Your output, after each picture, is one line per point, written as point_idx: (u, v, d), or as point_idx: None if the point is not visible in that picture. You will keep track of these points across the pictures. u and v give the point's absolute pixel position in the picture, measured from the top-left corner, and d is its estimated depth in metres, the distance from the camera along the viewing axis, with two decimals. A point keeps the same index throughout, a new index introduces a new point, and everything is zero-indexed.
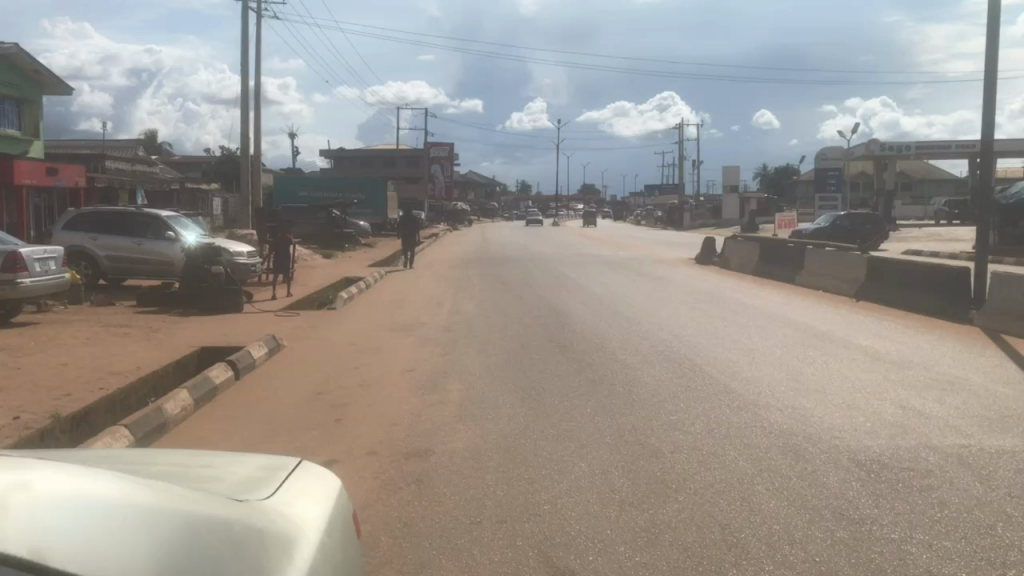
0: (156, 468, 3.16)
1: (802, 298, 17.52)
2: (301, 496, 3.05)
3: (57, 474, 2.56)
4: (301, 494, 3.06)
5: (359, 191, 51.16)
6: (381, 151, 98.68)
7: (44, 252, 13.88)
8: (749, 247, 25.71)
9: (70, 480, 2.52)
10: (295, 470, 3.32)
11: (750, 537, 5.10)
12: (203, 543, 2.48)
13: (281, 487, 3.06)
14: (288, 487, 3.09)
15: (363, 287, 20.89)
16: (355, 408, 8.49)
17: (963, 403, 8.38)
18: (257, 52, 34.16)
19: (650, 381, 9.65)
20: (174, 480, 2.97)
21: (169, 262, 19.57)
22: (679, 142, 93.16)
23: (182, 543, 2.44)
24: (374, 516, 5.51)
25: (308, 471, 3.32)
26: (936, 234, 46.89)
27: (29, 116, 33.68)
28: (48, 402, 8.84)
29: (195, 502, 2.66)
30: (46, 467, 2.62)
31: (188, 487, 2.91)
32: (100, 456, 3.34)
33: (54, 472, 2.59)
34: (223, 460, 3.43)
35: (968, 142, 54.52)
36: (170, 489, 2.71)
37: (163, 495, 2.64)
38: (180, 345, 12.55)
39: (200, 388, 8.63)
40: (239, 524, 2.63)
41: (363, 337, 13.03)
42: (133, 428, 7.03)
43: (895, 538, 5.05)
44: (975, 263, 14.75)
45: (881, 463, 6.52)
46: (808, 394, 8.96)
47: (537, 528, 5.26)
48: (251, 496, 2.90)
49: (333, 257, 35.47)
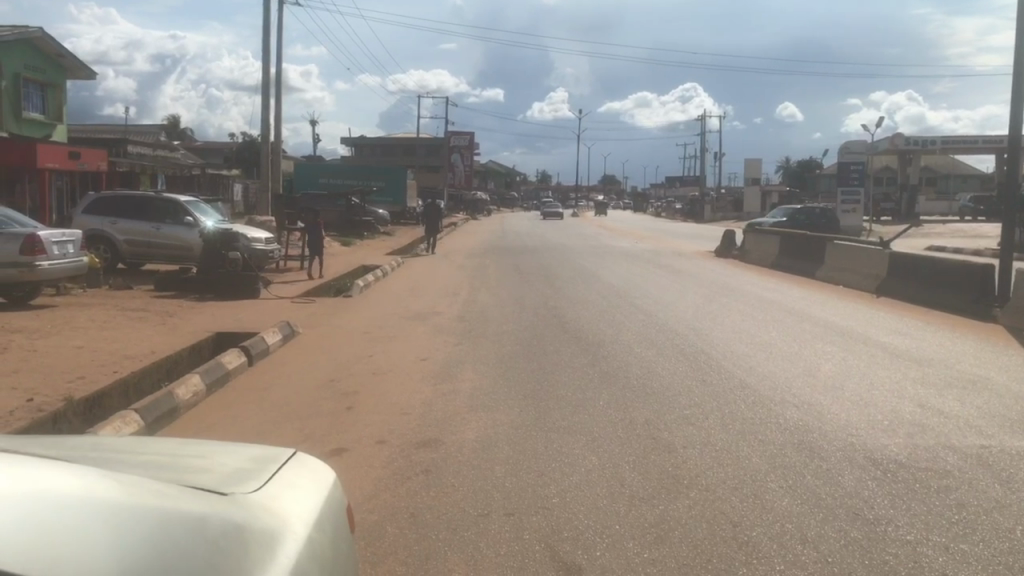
0: (145, 457, 3.12)
1: (821, 293, 17.33)
2: (290, 489, 2.99)
3: (34, 473, 2.51)
4: (290, 488, 3.01)
5: (378, 179, 51.18)
6: (401, 139, 98.69)
7: (62, 236, 13.94)
8: (770, 240, 25.47)
9: (51, 483, 2.48)
10: (287, 463, 3.26)
11: (761, 535, 5.00)
12: (181, 544, 2.43)
13: (269, 481, 3.01)
14: (278, 479, 3.04)
15: (380, 275, 20.88)
16: (366, 396, 8.45)
17: (984, 402, 8.23)
18: (279, 39, 34.17)
19: (665, 375, 9.55)
20: (160, 471, 2.92)
21: (187, 246, 19.64)
22: (701, 135, 92.52)
23: (163, 544, 2.40)
24: (379, 506, 5.46)
25: (300, 464, 3.27)
26: (961, 230, 46.31)
27: (53, 99, 33.90)
28: (62, 385, 8.87)
29: (175, 500, 2.61)
30: (23, 464, 2.57)
31: (174, 479, 2.86)
32: (89, 445, 3.29)
33: (31, 470, 2.54)
34: (215, 450, 3.38)
35: (995, 137, 53.79)
36: (150, 485, 2.66)
37: (142, 493, 2.59)
38: (195, 330, 12.57)
39: (211, 373, 8.62)
40: (222, 521, 2.58)
41: (378, 325, 12.99)
42: (143, 412, 7.01)
43: (910, 540, 4.94)
44: (1000, 260, 14.51)
45: (897, 462, 6.40)
46: (826, 390, 8.83)
47: (544, 522, 5.19)
48: (237, 490, 2.85)
49: (351, 244, 35.53)
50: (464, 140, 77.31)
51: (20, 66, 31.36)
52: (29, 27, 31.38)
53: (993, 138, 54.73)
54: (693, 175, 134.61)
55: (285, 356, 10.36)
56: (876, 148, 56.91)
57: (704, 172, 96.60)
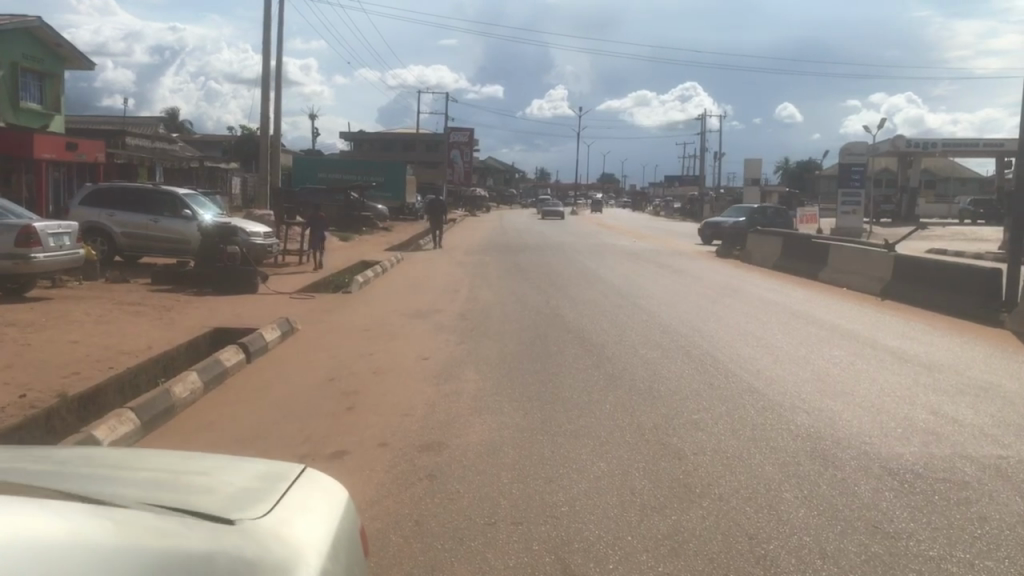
0: (143, 475, 2.92)
1: (825, 295, 17.16)
2: (301, 511, 2.80)
3: (21, 517, 2.32)
4: (301, 510, 2.81)
5: (378, 174, 50.95)
6: (400, 134, 98.44)
7: (58, 227, 13.73)
8: (772, 241, 25.29)
9: (37, 527, 2.29)
10: (296, 482, 3.07)
11: (778, 549, 4.83)
12: None
13: (279, 503, 2.81)
14: (289, 502, 2.84)
15: (379, 271, 20.69)
16: (367, 396, 8.26)
17: (998, 410, 8.06)
18: (279, 32, 33.93)
19: (671, 377, 9.38)
20: (160, 495, 2.72)
21: (185, 240, 19.44)
22: (701, 134, 92.37)
23: None
24: (382, 513, 5.28)
25: (309, 484, 3.07)
26: (962, 233, 46.17)
27: (51, 89, 33.65)
28: (56, 380, 8.68)
29: (177, 537, 2.42)
30: (11, 505, 2.39)
31: (174, 506, 2.66)
32: (83, 460, 3.10)
33: (18, 513, 2.35)
34: (218, 465, 3.18)
35: (996, 140, 53.74)
36: (147, 522, 2.47)
37: (139, 533, 2.39)
38: (193, 325, 12.38)
39: (209, 370, 8.44)
40: (229, 557, 2.40)
41: (378, 323, 12.80)
42: (139, 411, 6.82)
43: (933, 556, 4.77)
44: (1007, 265, 14.34)
45: (914, 472, 6.24)
46: (836, 396, 8.66)
47: (554, 532, 5.01)
48: (244, 516, 2.66)
49: (350, 239, 35.32)
50: (464, 136, 77.18)
51: (18, 56, 31.09)
52: (28, 16, 31.11)
53: (994, 142, 54.67)
54: (692, 174, 134.64)
55: (285, 354, 10.17)
56: (877, 150, 56.79)
57: (704, 171, 96.50)
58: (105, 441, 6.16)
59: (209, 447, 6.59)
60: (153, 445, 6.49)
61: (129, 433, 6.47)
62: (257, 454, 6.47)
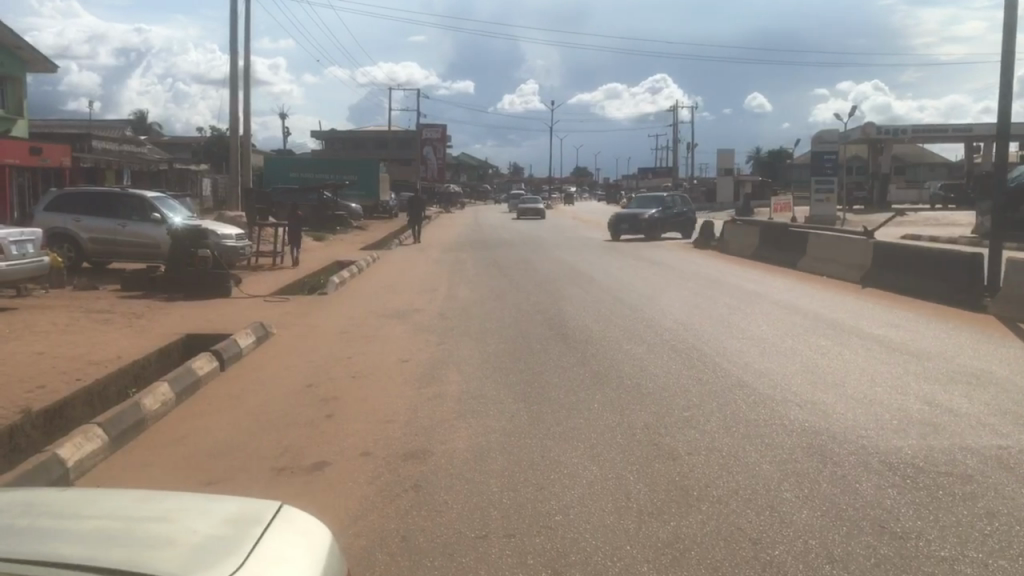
0: (99, 526, 2.60)
1: (806, 284, 17.08)
2: (278, 562, 2.48)
3: None
4: (279, 561, 2.50)
5: (350, 172, 50.46)
6: (372, 131, 97.83)
7: (21, 234, 13.27)
8: (749, 231, 25.23)
9: None
10: (274, 523, 2.77)
11: (784, 554, 4.61)
12: None
13: (254, 554, 2.50)
14: (265, 553, 2.53)
15: (355, 271, 20.34)
16: (347, 403, 7.97)
17: (992, 399, 7.93)
18: (247, 30, 33.39)
19: (658, 374, 9.16)
20: (116, 555, 2.40)
21: (154, 244, 18.97)
22: (673, 125, 92.66)
23: None
24: (367, 530, 5.00)
25: (290, 524, 2.77)
26: (934, 218, 46.58)
27: (12, 93, 32.92)
28: (19, 395, 8.30)
29: None
30: None
31: (133, 567, 2.34)
32: (32, 507, 2.78)
33: None
34: (185, 507, 2.88)
35: (964, 125, 54.37)
36: None
37: None
38: (164, 333, 12.00)
39: (181, 381, 8.09)
40: None
41: (356, 324, 12.49)
42: (107, 427, 6.49)
43: (945, 556, 4.58)
44: (988, 249, 14.28)
45: (916, 467, 6.06)
46: (828, 388, 8.47)
47: (549, 544, 4.77)
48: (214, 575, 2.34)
49: (324, 239, 34.92)
50: (436, 133, 77.06)
51: None
52: None
53: (962, 127, 55.33)
54: (665, 166, 135.07)
55: (261, 360, 9.84)
56: (848, 137, 57.19)
57: (677, 163, 96.89)
58: (71, 461, 5.81)
59: (181, 463, 6.26)
60: (122, 463, 6.15)
61: (96, 451, 6.12)
62: (233, 468, 6.15)
